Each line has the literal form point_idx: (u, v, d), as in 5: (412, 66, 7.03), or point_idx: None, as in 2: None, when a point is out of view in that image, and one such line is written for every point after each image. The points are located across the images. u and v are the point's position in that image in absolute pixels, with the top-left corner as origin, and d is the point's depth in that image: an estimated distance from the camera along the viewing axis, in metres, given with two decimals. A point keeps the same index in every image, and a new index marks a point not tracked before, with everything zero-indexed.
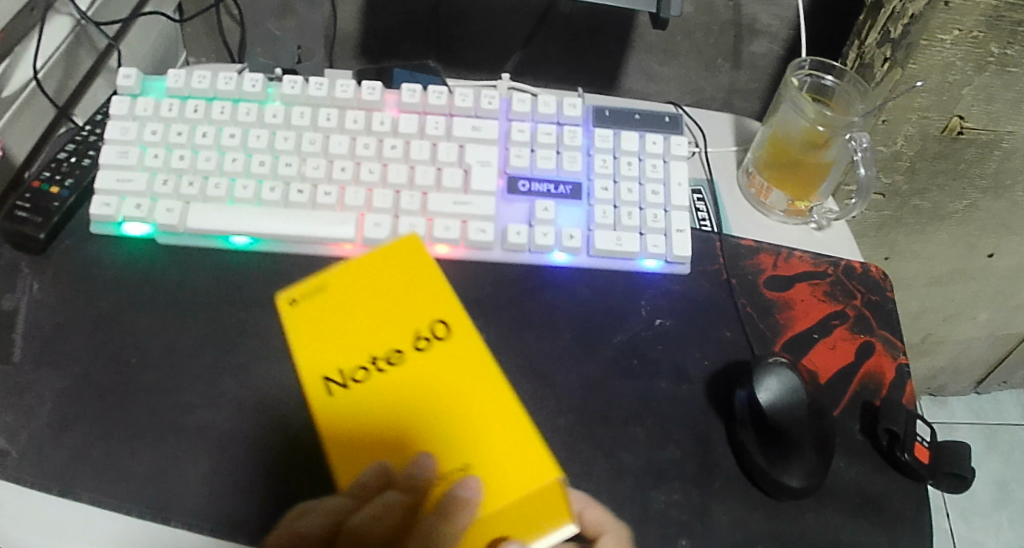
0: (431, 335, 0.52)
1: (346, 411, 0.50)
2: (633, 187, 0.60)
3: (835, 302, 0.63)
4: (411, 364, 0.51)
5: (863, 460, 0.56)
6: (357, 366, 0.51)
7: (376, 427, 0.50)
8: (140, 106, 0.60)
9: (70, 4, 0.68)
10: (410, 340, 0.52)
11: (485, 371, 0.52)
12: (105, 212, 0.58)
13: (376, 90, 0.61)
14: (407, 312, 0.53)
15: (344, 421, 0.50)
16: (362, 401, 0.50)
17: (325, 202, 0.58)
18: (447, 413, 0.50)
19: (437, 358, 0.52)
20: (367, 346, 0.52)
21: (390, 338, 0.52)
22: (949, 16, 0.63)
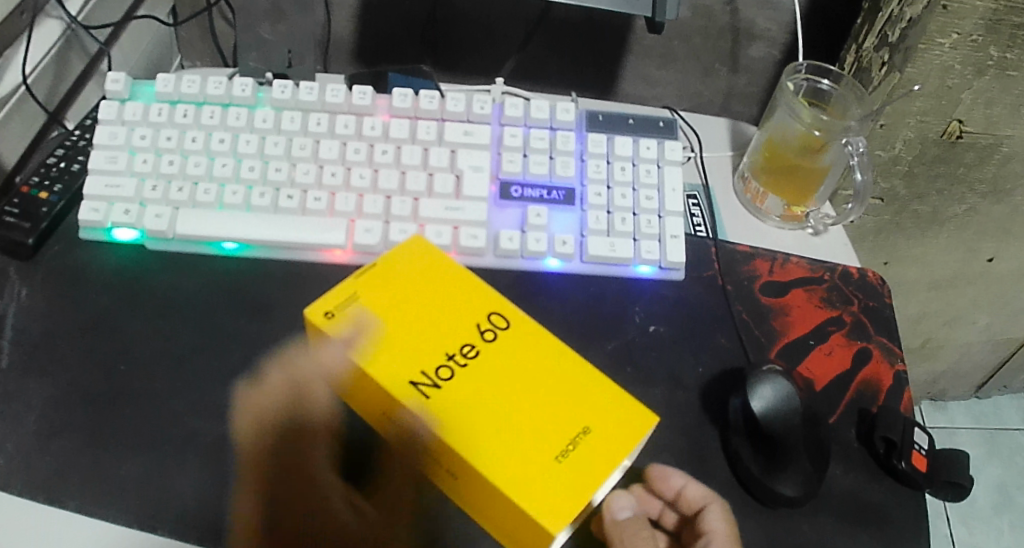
0: (490, 325, 0.52)
1: (449, 411, 0.48)
2: (626, 192, 0.59)
3: (832, 309, 0.62)
4: (485, 357, 0.50)
5: (860, 469, 0.56)
6: (438, 366, 0.49)
7: (485, 417, 0.48)
8: (129, 110, 0.60)
9: (59, 7, 0.68)
10: (473, 334, 0.51)
11: (551, 348, 0.52)
12: (93, 217, 0.57)
13: (366, 94, 0.61)
14: (465, 304, 0.52)
15: (450, 421, 0.47)
16: (459, 398, 0.48)
17: (315, 207, 0.58)
18: (534, 395, 0.49)
19: (510, 341, 0.51)
20: (438, 344, 0.50)
21: (454, 334, 0.51)
22: (947, 19, 0.63)
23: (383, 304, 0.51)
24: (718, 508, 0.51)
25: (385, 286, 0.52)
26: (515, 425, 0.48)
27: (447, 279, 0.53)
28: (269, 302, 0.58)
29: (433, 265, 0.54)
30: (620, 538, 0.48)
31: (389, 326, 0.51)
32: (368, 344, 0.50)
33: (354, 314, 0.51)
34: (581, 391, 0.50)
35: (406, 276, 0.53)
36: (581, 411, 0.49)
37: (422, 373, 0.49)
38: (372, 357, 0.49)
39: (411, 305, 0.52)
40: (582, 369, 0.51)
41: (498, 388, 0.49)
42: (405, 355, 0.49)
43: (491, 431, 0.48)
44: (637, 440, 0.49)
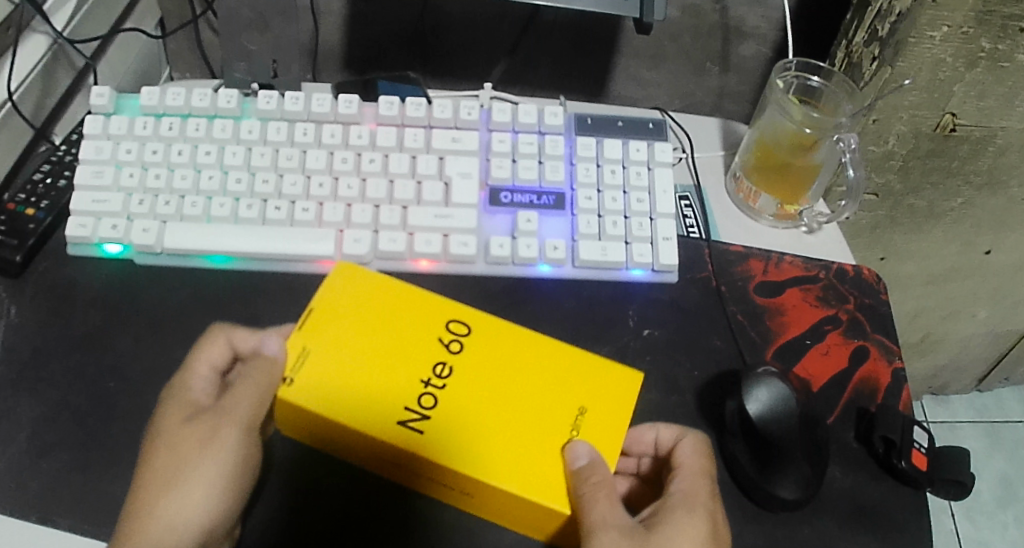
0: (453, 335, 0.53)
1: (448, 439, 0.49)
2: (617, 195, 0.59)
3: (827, 307, 0.62)
4: (459, 371, 0.51)
5: (858, 469, 0.55)
6: (419, 395, 0.50)
7: (484, 430, 0.49)
8: (115, 125, 0.59)
9: (46, 23, 0.67)
10: (440, 351, 0.52)
11: (514, 343, 0.53)
12: (80, 233, 0.57)
13: (352, 103, 0.60)
14: (424, 321, 0.53)
15: (453, 450, 0.48)
16: (452, 420, 0.49)
17: (303, 218, 0.57)
18: (521, 392, 0.51)
19: (478, 346, 0.52)
20: (409, 373, 0.51)
21: (421, 358, 0.51)
22: (937, 12, 0.62)
23: (341, 350, 0.51)
24: (689, 440, 0.51)
25: (338, 328, 0.52)
26: (517, 428, 0.50)
27: (402, 299, 0.54)
28: (259, 314, 0.58)
29: (382, 290, 0.54)
30: (579, 492, 0.47)
31: (355, 370, 0.51)
32: (340, 397, 0.50)
33: (315, 371, 0.50)
34: (564, 371, 0.52)
35: (357, 308, 0.53)
36: (570, 391, 0.51)
37: (407, 410, 0.49)
38: (350, 410, 0.49)
39: (371, 344, 0.52)
40: (554, 347, 0.53)
41: (484, 402, 0.50)
42: (381, 397, 0.50)
43: (498, 445, 0.49)
44: (631, 399, 0.52)
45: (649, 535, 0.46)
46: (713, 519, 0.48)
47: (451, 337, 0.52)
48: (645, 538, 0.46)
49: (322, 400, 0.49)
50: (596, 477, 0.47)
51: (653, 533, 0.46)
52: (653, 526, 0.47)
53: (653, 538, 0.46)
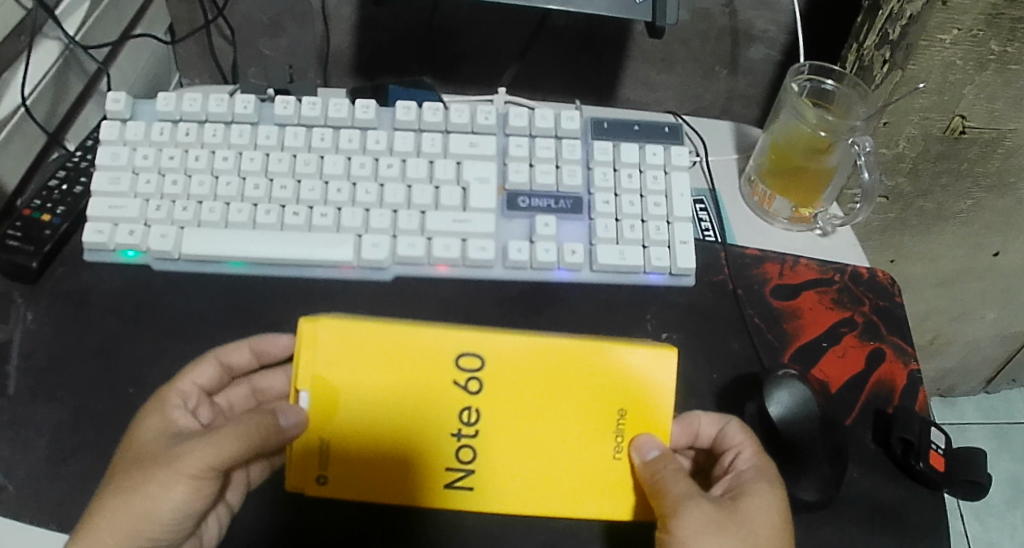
0: (467, 373, 0.51)
1: (496, 489, 0.52)
2: (635, 199, 0.59)
3: (843, 309, 0.62)
4: (486, 412, 0.51)
5: (877, 471, 0.56)
6: (457, 451, 0.51)
7: (534, 466, 0.52)
8: (131, 130, 0.59)
9: (58, 28, 0.67)
10: (460, 395, 0.51)
11: (522, 369, 0.52)
12: (97, 239, 0.57)
13: (370, 108, 0.60)
14: (433, 365, 0.51)
15: (506, 498, 0.52)
16: (500, 464, 0.52)
17: (321, 223, 0.57)
18: (554, 417, 0.52)
19: (495, 380, 0.51)
20: (437, 430, 0.51)
21: (443, 412, 0.51)
22: (947, 15, 0.63)
23: (360, 425, 0.51)
24: (735, 423, 0.52)
25: (354, 399, 0.51)
26: (558, 456, 0.52)
27: (405, 342, 0.51)
28: (278, 320, 0.58)
29: (377, 339, 0.51)
30: (655, 475, 0.50)
31: (379, 439, 0.51)
32: (374, 479, 0.51)
33: (343, 455, 0.51)
34: (585, 381, 0.52)
35: (356, 370, 0.51)
36: (599, 399, 0.52)
37: (450, 471, 0.51)
38: (392, 487, 0.51)
39: (384, 409, 0.51)
40: (571, 359, 0.52)
41: (519, 442, 0.52)
42: (416, 461, 0.51)
43: (546, 482, 0.52)
44: (671, 377, 0.52)
45: (735, 507, 0.48)
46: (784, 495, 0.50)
47: (466, 376, 0.51)
48: (733, 507, 0.48)
49: (364, 477, 0.51)
50: (670, 462, 0.50)
51: (738, 506, 0.48)
52: (737, 496, 0.49)
53: (740, 511, 0.48)
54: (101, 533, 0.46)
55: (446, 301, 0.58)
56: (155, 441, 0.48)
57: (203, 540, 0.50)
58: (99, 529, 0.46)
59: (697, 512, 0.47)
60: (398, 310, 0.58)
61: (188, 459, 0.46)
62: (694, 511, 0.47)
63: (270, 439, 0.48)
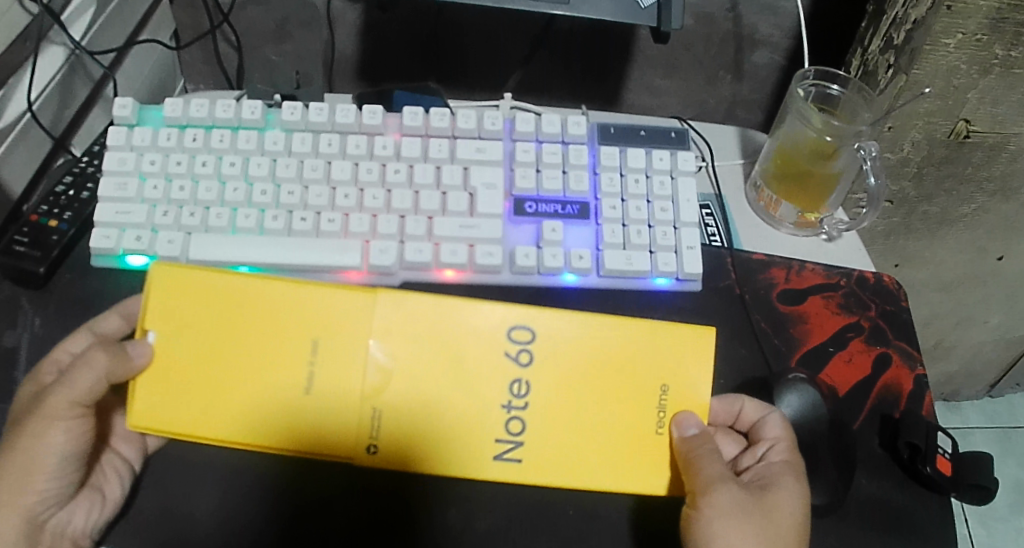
0: (518, 346, 0.53)
1: (547, 461, 0.52)
2: (641, 204, 0.59)
3: (849, 314, 0.62)
4: (536, 384, 0.53)
5: (886, 475, 0.56)
6: (506, 423, 0.52)
7: (580, 439, 0.53)
8: (138, 137, 0.59)
9: (63, 34, 0.67)
10: (511, 367, 0.53)
11: (574, 343, 0.53)
12: (105, 245, 0.57)
13: (376, 113, 0.60)
14: (485, 336, 0.53)
15: (554, 470, 0.52)
16: (547, 437, 0.53)
17: (328, 229, 0.57)
18: (600, 390, 0.53)
19: (544, 352, 0.53)
20: (487, 402, 0.52)
21: (493, 383, 0.52)
22: (951, 19, 0.63)
23: (411, 396, 0.52)
24: (778, 416, 0.55)
25: (192, 343, 0.52)
26: (609, 431, 0.53)
27: (456, 313, 0.53)
28: None
29: (432, 311, 0.53)
30: (691, 452, 0.51)
31: (430, 415, 0.52)
32: (429, 448, 0.52)
33: (392, 427, 0.52)
34: (637, 354, 0.54)
35: (408, 340, 0.52)
36: (642, 373, 0.53)
37: (499, 441, 0.52)
38: (445, 457, 0.52)
39: (434, 377, 0.52)
40: (618, 335, 0.54)
41: (566, 416, 0.53)
42: (470, 430, 0.52)
43: (593, 455, 0.53)
44: (710, 355, 0.54)
45: (764, 494, 0.51)
46: (807, 485, 0.52)
47: (516, 348, 0.53)
48: (762, 495, 0.51)
49: (410, 450, 0.52)
50: (708, 442, 0.52)
51: (767, 496, 0.51)
52: (766, 485, 0.51)
53: (768, 501, 0.50)
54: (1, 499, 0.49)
55: None
56: (27, 400, 0.51)
57: (105, 495, 0.51)
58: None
59: (727, 498, 0.50)
60: None
61: (47, 404, 0.48)
62: (723, 495, 0.50)
63: (116, 371, 0.50)
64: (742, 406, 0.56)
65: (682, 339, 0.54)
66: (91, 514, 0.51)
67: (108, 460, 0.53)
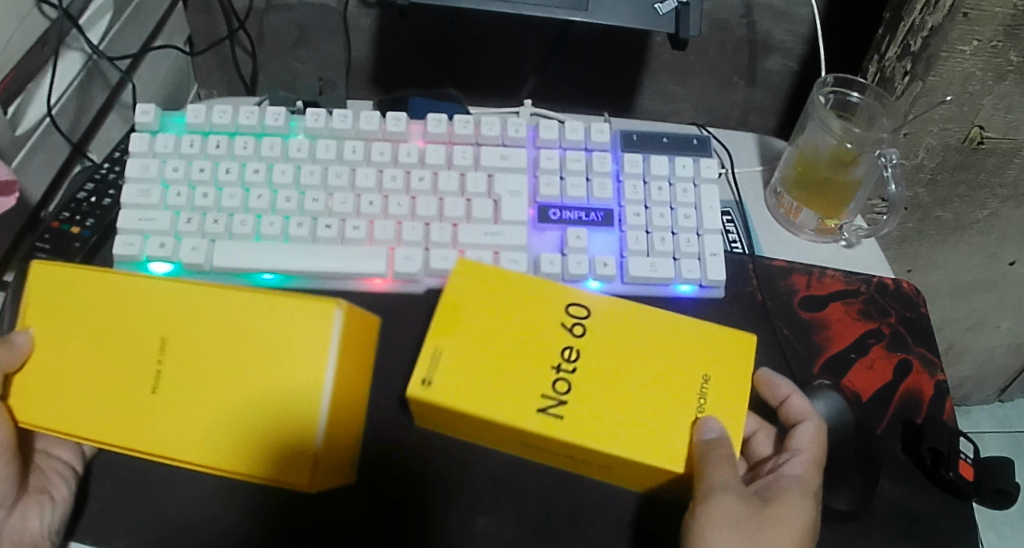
0: (574, 318, 0.52)
1: (587, 421, 0.49)
2: (664, 211, 0.59)
3: (870, 321, 0.62)
4: (586, 354, 0.51)
5: (909, 481, 0.56)
6: (553, 381, 0.50)
7: (622, 410, 0.50)
8: (161, 143, 0.59)
9: (81, 39, 0.66)
10: (564, 334, 0.52)
11: (626, 321, 0.53)
12: (127, 252, 0.57)
13: (400, 120, 0.61)
14: (543, 305, 0.52)
15: (597, 435, 0.49)
16: (590, 403, 0.50)
17: (353, 236, 0.57)
18: (647, 367, 0.51)
19: (598, 326, 0.52)
20: (540, 359, 0.51)
21: (546, 345, 0.51)
22: (967, 27, 0.63)
23: (466, 347, 0.50)
24: (813, 425, 0.54)
25: (101, 351, 0.50)
26: (655, 408, 0.50)
27: (517, 282, 0.53)
28: None
29: (492, 282, 0.53)
30: (704, 456, 0.48)
31: (482, 364, 0.50)
32: (473, 396, 0.49)
33: (444, 371, 0.49)
34: (685, 341, 0.52)
35: (477, 301, 0.52)
36: (689, 360, 0.52)
37: (543, 397, 0.49)
38: (492, 404, 0.49)
39: (492, 334, 0.51)
40: (669, 321, 0.53)
41: (612, 387, 0.50)
42: (519, 381, 0.50)
43: (635, 422, 0.50)
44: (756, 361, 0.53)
45: (763, 509, 0.49)
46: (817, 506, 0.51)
47: (571, 322, 0.52)
48: (761, 507, 0.49)
49: (458, 396, 0.49)
50: (727, 448, 0.48)
51: (766, 509, 0.49)
52: (768, 500, 0.50)
53: (768, 514, 0.49)
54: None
55: None
56: None
57: (53, 495, 0.51)
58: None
59: (724, 509, 0.47)
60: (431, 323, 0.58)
61: None
62: (722, 506, 0.48)
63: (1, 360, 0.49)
64: (788, 403, 0.55)
65: (722, 337, 0.53)
66: (43, 514, 0.50)
67: (49, 465, 0.52)
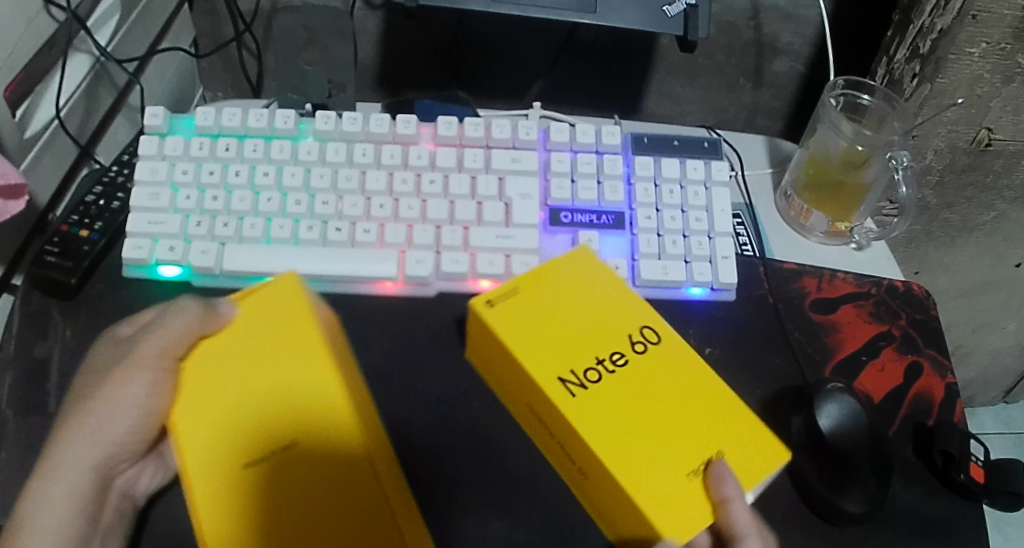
0: (642, 337, 0.52)
1: (596, 415, 0.48)
2: (676, 214, 0.59)
3: (881, 323, 0.62)
4: (630, 367, 0.50)
5: (920, 484, 0.56)
6: (586, 367, 0.50)
7: (629, 424, 0.48)
8: (170, 145, 0.59)
9: (89, 42, 0.66)
10: (624, 343, 0.51)
11: (687, 369, 0.51)
12: (137, 255, 0.57)
13: (411, 123, 0.61)
14: (620, 311, 0.53)
15: (597, 429, 0.47)
16: (604, 401, 0.49)
17: (364, 239, 0.57)
18: (667, 410, 0.49)
19: (659, 353, 0.51)
20: (590, 346, 0.51)
21: (605, 342, 0.51)
22: (976, 29, 0.63)
23: (536, 311, 0.52)
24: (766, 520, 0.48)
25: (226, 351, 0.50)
26: (652, 447, 0.47)
27: (611, 289, 0.54)
28: None
29: (590, 279, 0.54)
30: None
31: (546, 324, 0.51)
32: (521, 343, 0.50)
33: (508, 318, 0.51)
34: (713, 411, 0.50)
35: (566, 291, 0.53)
36: (711, 429, 0.49)
37: (571, 372, 0.49)
38: (527, 353, 0.50)
39: (569, 314, 0.52)
40: (716, 387, 0.51)
41: (631, 403, 0.49)
42: (567, 346, 0.50)
43: (630, 437, 0.48)
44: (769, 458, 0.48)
45: None
46: None
47: (634, 339, 0.52)
48: None
49: (511, 335, 0.50)
50: None
51: None
52: None
53: None
54: (64, 458, 0.48)
55: None
56: (105, 354, 0.51)
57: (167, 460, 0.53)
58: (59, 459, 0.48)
59: None
60: (442, 327, 0.58)
61: (140, 350, 0.49)
62: None
63: (206, 325, 0.50)
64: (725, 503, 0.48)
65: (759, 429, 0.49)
66: (155, 476, 0.52)
67: None
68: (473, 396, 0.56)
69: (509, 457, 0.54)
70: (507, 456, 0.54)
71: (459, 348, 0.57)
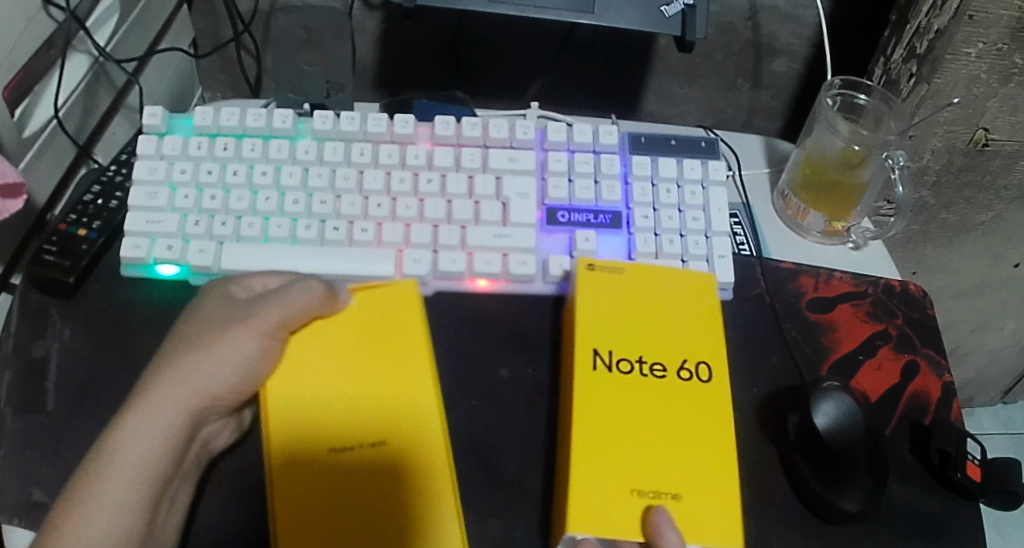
0: (693, 369, 0.52)
1: (608, 403, 0.50)
2: (673, 213, 0.59)
3: (878, 323, 0.62)
4: (665, 384, 0.52)
5: (917, 483, 0.56)
6: (644, 359, 0.52)
7: (631, 422, 0.50)
8: (168, 144, 0.59)
9: (88, 42, 0.66)
10: (677, 363, 0.52)
11: (708, 409, 0.51)
12: (135, 254, 0.57)
13: (408, 123, 0.61)
14: (693, 332, 0.54)
15: (601, 411, 0.50)
16: (623, 391, 0.51)
17: (361, 238, 0.57)
18: (666, 430, 0.50)
19: (704, 389, 0.52)
20: (656, 346, 0.53)
21: (666, 350, 0.53)
22: (973, 29, 0.63)
23: (632, 294, 0.54)
24: None
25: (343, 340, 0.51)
26: (624, 454, 0.49)
27: (695, 310, 0.54)
28: None
29: (684, 291, 0.55)
30: None
31: (638, 303, 0.54)
32: (605, 303, 0.54)
33: (610, 284, 0.54)
34: (695, 465, 0.49)
35: (660, 293, 0.55)
36: (688, 473, 0.49)
37: (625, 356, 0.52)
38: (600, 315, 0.53)
39: (659, 306, 0.54)
40: (720, 445, 0.50)
41: (645, 411, 0.51)
42: (638, 324, 0.53)
43: (609, 435, 0.49)
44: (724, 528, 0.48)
45: None
46: None
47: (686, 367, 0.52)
48: None
49: (593, 302, 0.54)
50: None
51: None
52: None
53: None
54: (164, 401, 0.47)
55: (486, 318, 0.58)
56: (218, 312, 0.51)
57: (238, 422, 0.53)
58: (152, 402, 0.47)
59: None
60: (439, 326, 0.58)
61: (263, 312, 0.50)
62: None
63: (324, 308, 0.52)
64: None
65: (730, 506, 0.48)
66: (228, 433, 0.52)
67: None
68: (471, 394, 0.56)
69: (506, 456, 0.54)
70: (505, 454, 0.54)
71: (457, 347, 0.57)
